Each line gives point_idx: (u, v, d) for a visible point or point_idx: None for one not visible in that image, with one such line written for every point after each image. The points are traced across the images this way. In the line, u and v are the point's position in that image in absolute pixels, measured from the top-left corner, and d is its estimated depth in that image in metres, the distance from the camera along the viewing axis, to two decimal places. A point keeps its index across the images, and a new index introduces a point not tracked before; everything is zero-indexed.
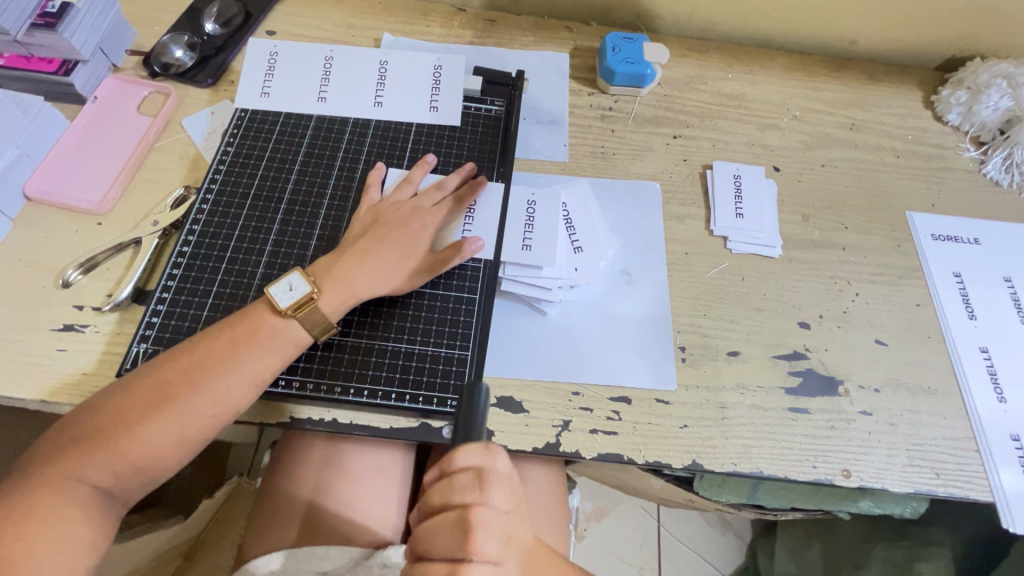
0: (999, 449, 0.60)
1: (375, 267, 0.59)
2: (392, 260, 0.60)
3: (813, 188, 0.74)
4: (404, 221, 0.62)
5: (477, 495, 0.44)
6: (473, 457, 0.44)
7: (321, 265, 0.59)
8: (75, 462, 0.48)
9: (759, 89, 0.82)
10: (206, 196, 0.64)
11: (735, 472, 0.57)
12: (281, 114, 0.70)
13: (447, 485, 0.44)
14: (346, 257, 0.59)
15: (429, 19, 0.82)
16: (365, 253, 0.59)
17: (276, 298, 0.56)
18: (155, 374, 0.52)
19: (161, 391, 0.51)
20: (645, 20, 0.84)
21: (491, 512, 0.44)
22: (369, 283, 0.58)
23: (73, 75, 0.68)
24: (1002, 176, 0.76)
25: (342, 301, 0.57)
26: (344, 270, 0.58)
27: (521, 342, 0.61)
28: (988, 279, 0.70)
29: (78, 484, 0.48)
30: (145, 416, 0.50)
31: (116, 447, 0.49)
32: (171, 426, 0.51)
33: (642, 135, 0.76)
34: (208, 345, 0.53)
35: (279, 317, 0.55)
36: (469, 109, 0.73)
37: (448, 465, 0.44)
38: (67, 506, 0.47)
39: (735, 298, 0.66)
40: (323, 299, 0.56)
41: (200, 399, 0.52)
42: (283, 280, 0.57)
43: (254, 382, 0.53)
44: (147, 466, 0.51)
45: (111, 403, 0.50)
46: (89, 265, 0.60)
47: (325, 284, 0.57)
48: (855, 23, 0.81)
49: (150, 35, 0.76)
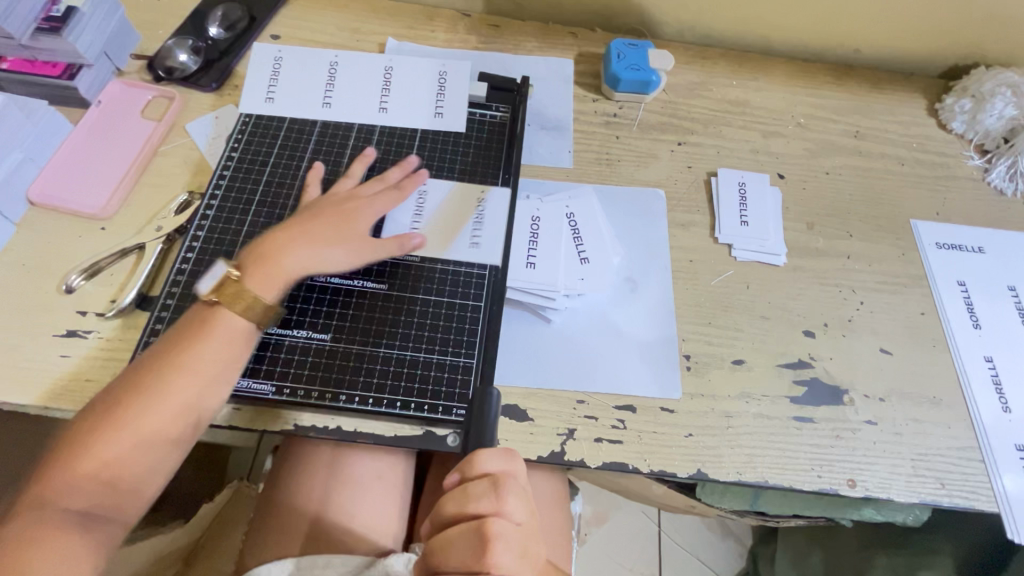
0: (1003, 458, 0.60)
1: (305, 247, 0.58)
2: (324, 238, 0.59)
3: (818, 196, 0.74)
4: (341, 204, 0.62)
5: (494, 503, 0.44)
6: (494, 461, 0.45)
7: (249, 246, 0.58)
8: (51, 488, 0.48)
9: (764, 96, 0.82)
10: (210, 202, 0.64)
11: (739, 482, 0.57)
12: (286, 119, 0.70)
13: (464, 493, 0.44)
14: (274, 238, 0.58)
15: (434, 24, 0.82)
16: (295, 234, 0.59)
17: (201, 288, 0.55)
18: (113, 392, 0.51)
19: (123, 407, 0.51)
20: (650, 27, 0.84)
21: (509, 526, 0.43)
22: (296, 263, 0.57)
23: (77, 79, 0.68)
24: (1006, 184, 0.77)
25: (271, 283, 0.56)
26: (271, 250, 0.57)
27: (526, 351, 0.61)
28: (992, 287, 0.70)
29: (56, 508, 0.47)
30: (112, 434, 0.50)
31: (93, 468, 0.49)
32: (136, 435, 0.50)
33: (647, 142, 0.76)
34: (160, 354, 0.53)
35: (206, 306, 0.55)
36: (474, 115, 0.72)
37: (466, 474, 0.45)
38: (46, 533, 0.46)
39: (740, 307, 0.66)
40: (246, 281, 0.56)
41: (164, 406, 0.51)
42: (206, 270, 0.56)
43: (217, 380, 0.53)
44: (124, 481, 0.50)
45: (75, 430, 0.50)
46: (92, 270, 0.60)
47: (250, 266, 0.56)
48: (860, 30, 0.81)
49: (154, 39, 0.76)
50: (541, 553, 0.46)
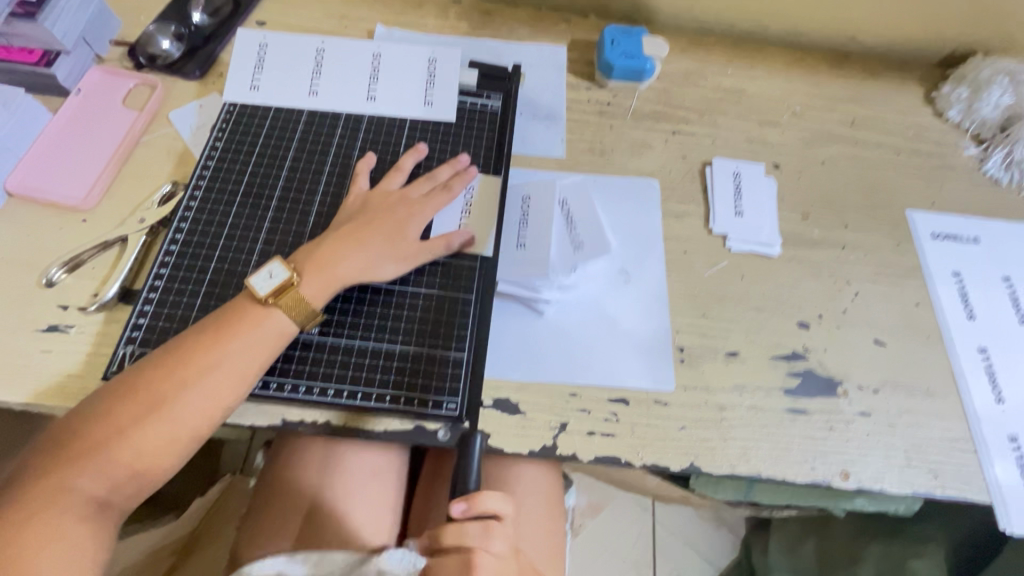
0: (997, 450, 0.60)
1: (359, 251, 0.58)
2: (379, 245, 0.59)
3: (813, 186, 0.73)
4: (392, 209, 0.61)
5: (483, 541, 0.50)
6: (489, 505, 0.50)
7: (302, 251, 0.58)
8: (68, 472, 0.47)
9: (759, 84, 0.80)
10: (194, 193, 0.62)
11: (733, 475, 0.57)
12: (272, 107, 0.68)
13: (460, 525, 0.50)
14: (329, 241, 0.58)
15: (424, 10, 0.80)
16: (352, 237, 0.58)
17: (256, 287, 0.54)
18: (140, 378, 0.50)
19: (148, 396, 0.50)
20: (644, 14, 0.82)
21: (490, 560, 0.50)
22: (351, 269, 0.57)
23: (55, 66, 0.66)
24: (1002, 174, 0.76)
25: (325, 287, 0.56)
26: (326, 254, 0.57)
27: (518, 343, 0.60)
28: (987, 278, 0.69)
29: (71, 494, 0.47)
30: (134, 422, 0.49)
31: (110, 454, 0.48)
32: (161, 428, 0.49)
33: (641, 131, 0.75)
34: (192, 344, 0.52)
35: (261, 306, 0.54)
36: (465, 103, 0.71)
37: (466, 510, 0.50)
38: (63, 519, 0.46)
39: (734, 298, 0.65)
40: (305, 285, 0.55)
41: (189, 399, 0.50)
42: (263, 268, 0.55)
43: (244, 377, 0.52)
44: (142, 471, 0.49)
45: (98, 412, 0.49)
46: (73, 264, 0.59)
47: (308, 269, 0.56)
48: (856, 17, 0.80)
49: (135, 25, 0.74)
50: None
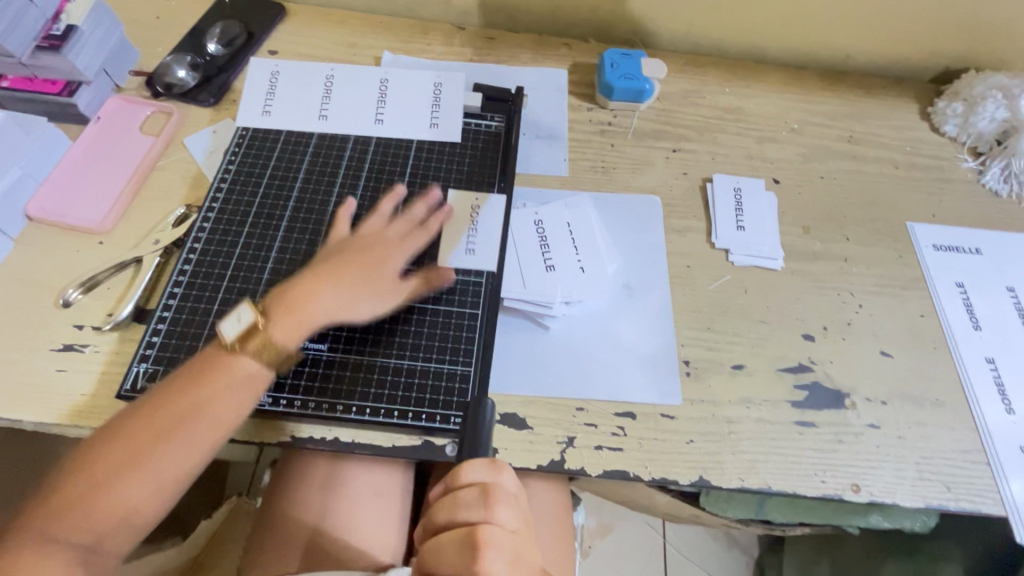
0: (1011, 466, 0.59)
1: (332, 292, 0.58)
2: (351, 287, 0.59)
3: (814, 200, 0.74)
4: (367, 250, 0.61)
5: (482, 511, 0.45)
6: (477, 474, 0.46)
7: (273, 293, 0.57)
8: (54, 524, 0.47)
9: (757, 102, 0.82)
10: (207, 214, 0.64)
11: (743, 488, 0.56)
12: (283, 131, 0.70)
13: (453, 500, 0.46)
14: (302, 283, 0.58)
15: (429, 37, 0.83)
16: (324, 279, 0.58)
17: (225, 332, 0.54)
18: (122, 426, 0.50)
19: (130, 443, 0.50)
20: (643, 37, 0.85)
21: (499, 532, 0.45)
22: (324, 312, 0.57)
23: (77, 96, 0.68)
24: (1001, 186, 0.77)
25: (295, 329, 0.56)
26: (297, 296, 0.57)
27: (525, 359, 0.61)
28: (991, 287, 0.70)
29: (56, 545, 0.47)
30: (116, 470, 0.49)
31: (93, 504, 0.48)
32: (145, 474, 0.50)
33: (643, 149, 0.76)
34: (173, 390, 0.52)
35: (229, 352, 0.54)
36: (469, 125, 0.73)
37: (454, 483, 0.47)
38: (48, 569, 0.46)
39: (737, 311, 0.66)
40: (275, 330, 0.55)
41: (172, 443, 0.51)
42: (233, 314, 0.55)
43: (225, 419, 0.52)
44: (127, 518, 0.49)
45: (80, 462, 0.49)
46: (89, 284, 0.60)
47: (276, 313, 0.56)
48: (849, 37, 0.82)
49: (153, 56, 0.77)
50: (535, 561, 0.47)
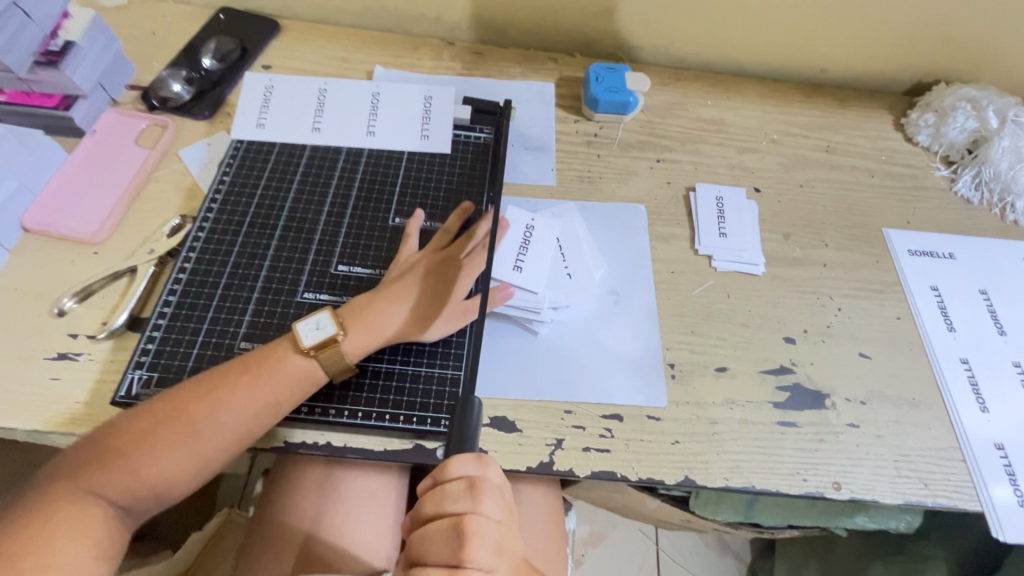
0: (989, 472, 0.60)
1: (405, 310, 0.60)
2: (418, 306, 0.61)
3: (793, 208, 0.77)
4: (441, 269, 0.64)
5: (469, 504, 0.46)
6: (466, 468, 0.46)
7: (348, 305, 0.59)
8: (96, 480, 0.49)
9: (738, 114, 0.85)
10: (202, 224, 0.66)
11: (727, 487, 0.58)
12: (277, 143, 0.72)
13: (440, 493, 0.46)
14: (378, 298, 0.60)
15: (420, 52, 0.86)
16: (394, 296, 0.60)
17: (302, 336, 0.56)
18: (177, 403, 0.53)
19: (180, 420, 0.52)
20: (627, 52, 0.88)
21: (485, 522, 0.46)
22: (394, 328, 0.59)
23: (73, 109, 0.70)
24: (972, 193, 0.80)
25: (369, 343, 0.58)
26: (375, 311, 0.59)
27: (514, 363, 0.62)
28: (964, 291, 0.72)
29: (94, 501, 0.49)
30: (163, 443, 0.51)
31: (137, 468, 0.51)
32: (189, 450, 0.52)
33: (628, 159, 0.79)
34: (230, 376, 0.54)
35: (302, 356, 0.56)
36: (458, 137, 0.75)
37: (442, 477, 0.46)
38: (82, 523, 0.48)
39: (720, 315, 0.68)
40: (349, 341, 0.57)
41: (219, 427, 0.53)
42: (312, 318, 0.57)
43: (272, 415, 0.54)
44: (163, 487, 0.52)
45: (131, 427, 0.51)
46: (84, 293, 0.61)
47: (354, 326, 0.58)
48: (824, 52, 0.85)
49: (148, 71, 0.78)
50: (518, 547, 0.48)
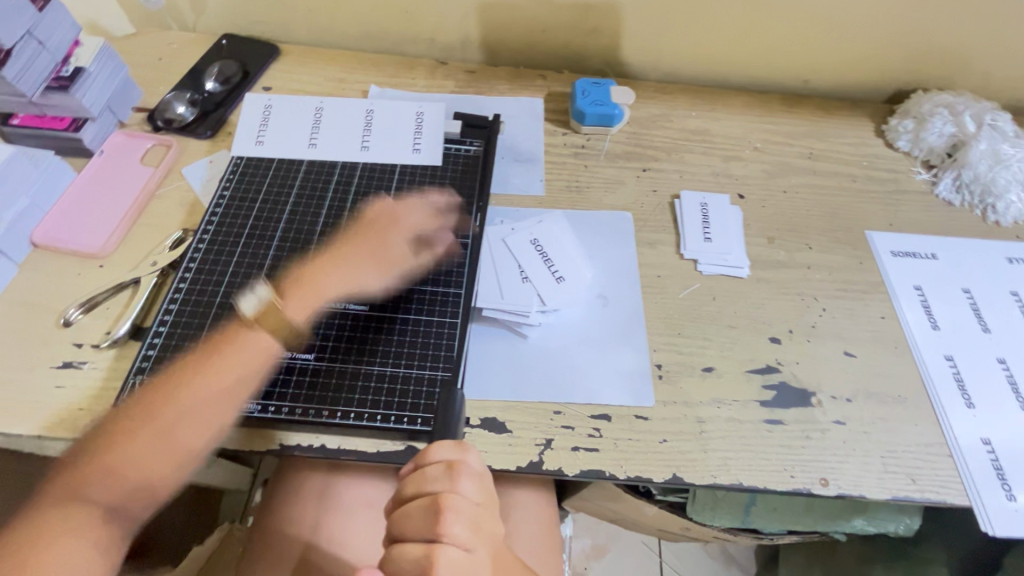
0: (975, 461, 0.61)
1: (343, 275, 0.65)
2: (361, 274, 0.66)
3: (777, 213, 0.79)
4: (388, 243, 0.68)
5: (447, 483, 0.47)
6: (445, 452, 0.49)
7: (289, 274, 0.66)
8: (85, 485, 0.54)
9: (722, 124, 0.88)
10: (202, 236, 0.68)
11: (715, 485, 0.58)
12: (275, 159, 0.75)
13: (421, 475, 0.48)
14: (317, 266, 0.66)
15: (414, 72, 0.89)
16: (334, 265, 0.66)
17: (243, 307, 0.62)
18: (148, 402, 0.57)
19: (153, 417, 0.56)
20: (614, 67, 0.91)
21: (462, 500, 0.47)
22: (333, 293, 0.64)
23: (82, 131, 0.73)
24: (954, 195, 0.82)
25: (304, 305, 0.63)
26: (311, 279, 0.65)
27: (504, 365, 0.64)
28: (948, 290, 0.73)
29: (84, 503, 0.53)
30: (138, 440, 0.55)
31: (119, 469, 0.55)
32: (164, 444, 0.56)
33: (615, 169, 0.81)
34: (192, 371, 0.59)
35: (246, 331, 0.61)
36: (449, 149, 0.78)
37: (422, 460, 0.49)
38: (76, 524, 0.52)
39: (706, 317, 0.69)
40: (285, 308, 0.62)
41: (189, 419, 0.57)
42: (252, 293, 0.64)
43: (238, 398, 0.58)
44: (147, 484, 0.56)
45: (107, 433, 0.56)
46: (89, 304, 0.63)
47: (289, 291, 0.64)
48: (804, 63, 0.88)
49: (155, 94, 0.82)
50: (497, 530, 0.49)
